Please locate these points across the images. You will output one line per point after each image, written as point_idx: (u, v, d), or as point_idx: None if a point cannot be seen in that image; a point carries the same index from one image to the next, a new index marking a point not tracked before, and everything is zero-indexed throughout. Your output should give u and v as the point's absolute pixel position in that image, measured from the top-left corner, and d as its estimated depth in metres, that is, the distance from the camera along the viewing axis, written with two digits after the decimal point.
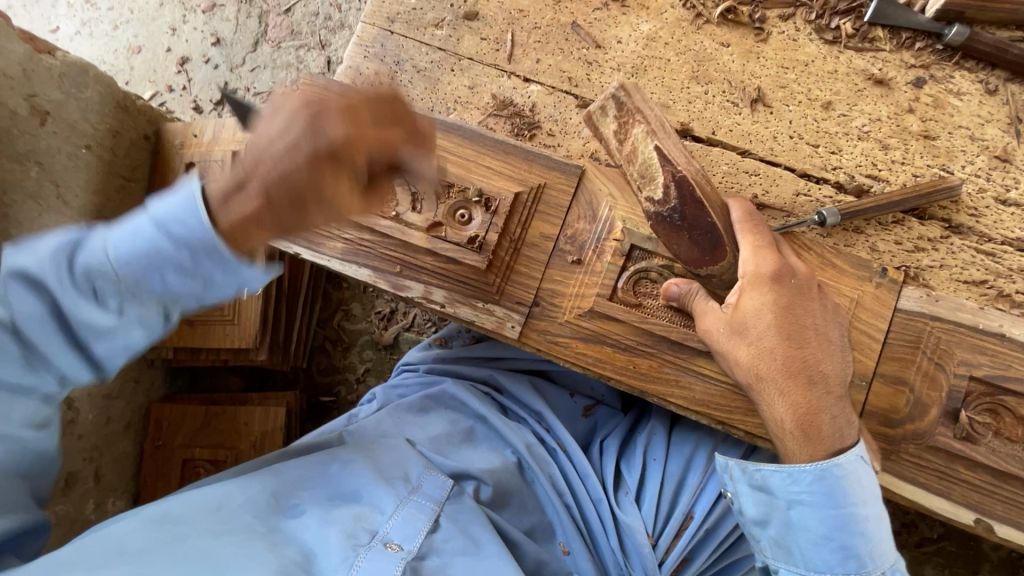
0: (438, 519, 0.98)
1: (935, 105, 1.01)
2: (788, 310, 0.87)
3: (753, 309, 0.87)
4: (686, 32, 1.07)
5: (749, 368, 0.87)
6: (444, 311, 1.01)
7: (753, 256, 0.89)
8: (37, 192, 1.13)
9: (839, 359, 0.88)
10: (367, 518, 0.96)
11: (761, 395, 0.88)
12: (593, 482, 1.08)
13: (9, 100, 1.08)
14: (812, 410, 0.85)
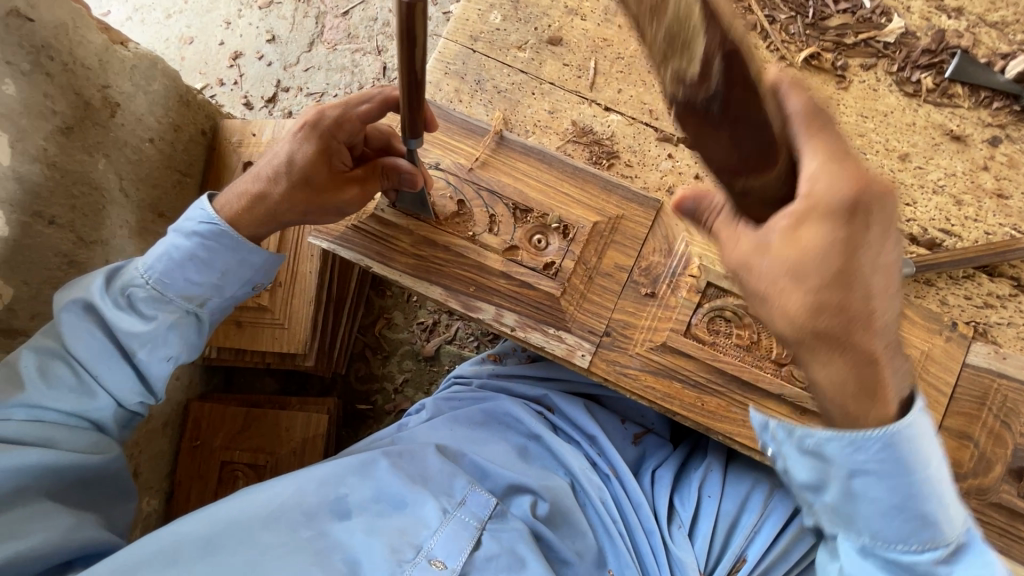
0: (481, 537, 0.98)
1: (1009, 165, 1.03)
2: (850, 247, 0.72)
3: (815, 240, 0.72)
4: (768, 73, 1.08)
5: (797, 321, 0.74)
6: (514, 335, 1.01)
7: (816, 168, 0.72)
8: (102, 184, 1.11)
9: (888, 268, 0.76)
10: (413, 532, 0.97)
11: (806, 357, 0.77)
12: (646, 511, 1.08)
13: (85, 90, 1.06)
14: (860, 382, 0.76)
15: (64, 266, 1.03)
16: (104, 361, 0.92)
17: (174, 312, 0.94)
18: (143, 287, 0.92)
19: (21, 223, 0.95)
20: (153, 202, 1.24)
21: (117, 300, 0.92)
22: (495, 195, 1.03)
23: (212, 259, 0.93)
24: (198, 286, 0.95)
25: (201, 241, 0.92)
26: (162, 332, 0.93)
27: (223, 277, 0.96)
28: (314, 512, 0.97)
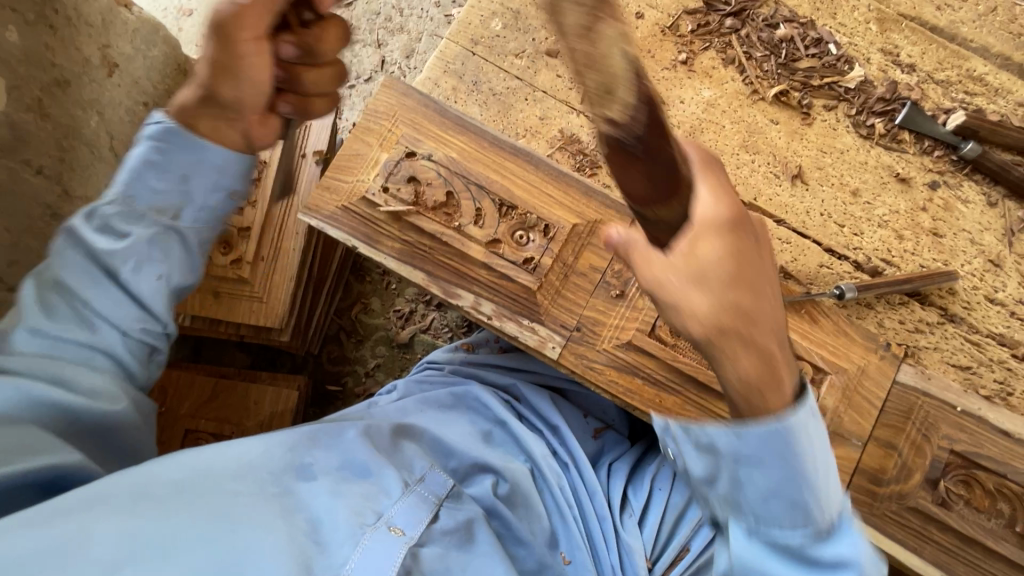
0: (438, 512, 0.99)
1: (945, 208, 1.15)
2: (741, 255, 0.71)
3: (705, 252, 0.70)
4: (743, 104, 1.18)
5: (705, 322, 0.71)
6: (490, 323, 1.06)
7: (711, 195, 0.71)
8: (93, 141, 1.11)
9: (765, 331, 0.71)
10: (374, 500, 0.94)
11: (720, 353, 0.71)
12: (601, 499, 1.15)
13: (85, 47, 1.07)
14: (759, 378, 0.70)
15: (46, 217, 1.03)
16: (91, 285, 0.82)
17: (155, 227, 0.83)
18: (110, 203, 0.82)
19: (8, 169, 0.95)
20: None
21: (98, 214, 0.83)
22: (483, 190, 1.09)
23: (169, 162, 0.83)
24: (166, 195, 0.84)
25: (155, 138, 0.83)
26: (144, 250, 0.83)
27: (192, 179, 0.84)
28: (280, 473, 0.92)
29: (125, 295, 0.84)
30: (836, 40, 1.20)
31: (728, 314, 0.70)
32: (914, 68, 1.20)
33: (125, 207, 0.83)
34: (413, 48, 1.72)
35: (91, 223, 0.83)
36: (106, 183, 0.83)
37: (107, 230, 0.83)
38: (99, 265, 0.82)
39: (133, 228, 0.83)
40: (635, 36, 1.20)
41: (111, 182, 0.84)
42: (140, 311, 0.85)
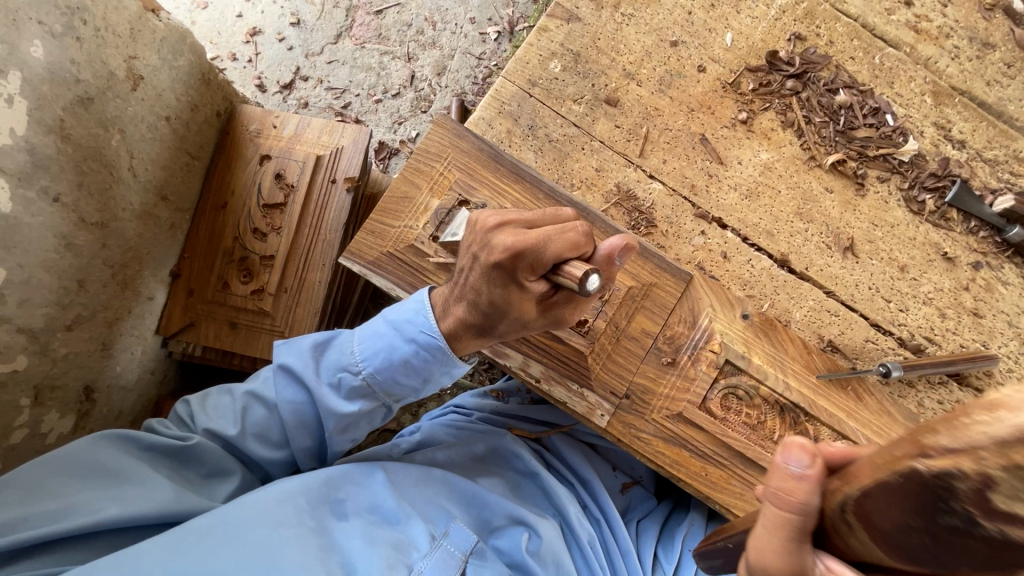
0: (464, 569, 0.97)
1: (986, 289, 1.16)
2: None
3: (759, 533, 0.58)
4: (799, 169, 1.16)
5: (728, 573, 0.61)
6: (537, 386, 1.02)
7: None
8: (113, 161, 1.01)
9: None
10: (404, 550, 0.94)
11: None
12: (634, 560, 1.12)
13: (111, 60, 0.97)
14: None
15: (60, 248, 0.93)
16: (273, 435, 0.99)
17: (375, 404, 0.97)
18: (356, 379, 0.95)
19: (25, 198, 0.85)
20: (158, 185, 1.15)
21: (327, 380, 0.96)
22: None
23: (377, 365, 0.94)
24: (402, 386, 0.96)
25: (422, 346, 0.92)
26: (341, 420, 0.96)
27: (382, 381, 0.95)
28: (317, 507, 0.93)
29: (311, 438, 1.00)
30: (893, 110, 1.20)
31: None
32: (966, 145, 1.20)
33: (368, 391, 0.96)
34: (445, 65, 1.64)
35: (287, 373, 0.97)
36: (358, 360, 0.95)
37: (324, 392, 0.96)
38: (300, 417, 0.97)
39: (366, 405, 0.97)
40: (695, 89, 1.17)
41: (357, 355, 0.95)
42: (314, 450, 1.02)
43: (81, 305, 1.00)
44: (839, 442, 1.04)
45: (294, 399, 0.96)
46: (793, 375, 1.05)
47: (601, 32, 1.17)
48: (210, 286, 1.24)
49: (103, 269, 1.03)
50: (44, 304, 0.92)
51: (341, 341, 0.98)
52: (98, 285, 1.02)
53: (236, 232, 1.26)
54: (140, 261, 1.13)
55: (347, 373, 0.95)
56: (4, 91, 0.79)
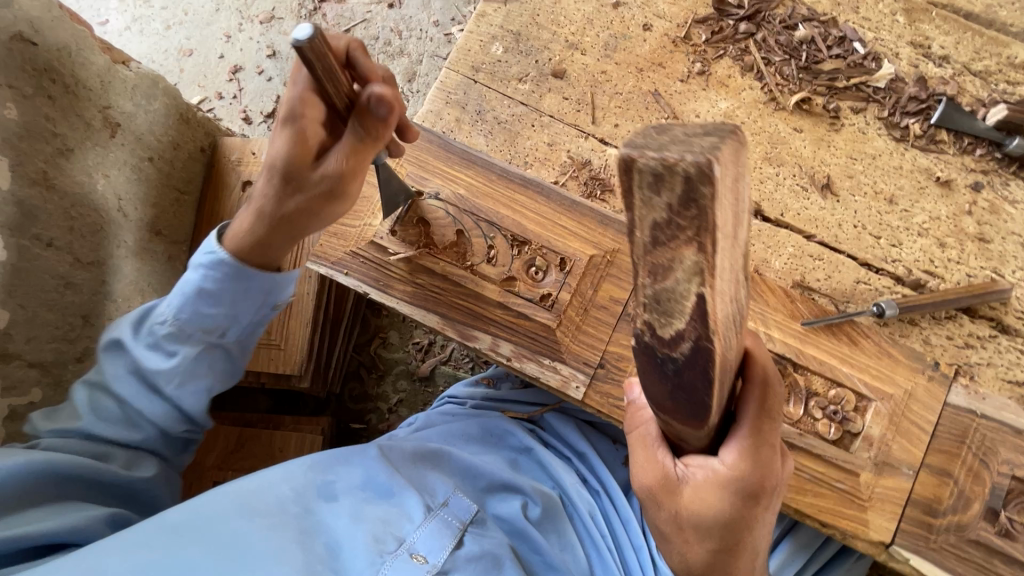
0: (463, 537, 0.99)
1: (991, 211, 1.07)
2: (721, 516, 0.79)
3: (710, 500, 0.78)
4: (762, 113, 1.11)
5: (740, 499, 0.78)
6: (510, 365, 1.02)
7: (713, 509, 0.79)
8: (102, 205, 1.11)
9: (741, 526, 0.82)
10: (395, 523, 0.96)
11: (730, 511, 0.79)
12: (635, 527, 1.15)
13: (86, 112, 1.06)
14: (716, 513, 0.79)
15: (61, 287, 1.03)
16: (143, 397, 0.96)
17: (194, 346, 0.97)
18: (165, 325, 0.96)
19: (18, 245, 0.95)
20: (151, 221, 1.25)
21: (143, 335, 0.97)
22: (494, 226, 1.05)
23: (215, 295, 0.95)
24: (210, 319, 0.97)
25: (208, 269, 0.94)
26: (193, 366, 0.98)
27: (228, 312, 0.97)
28: (302, 491, 0.98)
29: (172, 404, 0.98)
30: (861, 36, 1.13)
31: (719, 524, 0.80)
32: (949, 60, 1.12)
33: (175, 330, 0.96)
34: (414, 71, 1.69)
35: (131, 340, 0.97)
36: (164, 307, 0.97)
37: (170, 342, 0.96)
38: (147, 381, 0.96)
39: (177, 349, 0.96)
40: (643, 49, 1.14)
41: (164, 302, 0.97)
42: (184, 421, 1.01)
43: (89, 338, 1.10)
44: (833, 390, 0.99)
45: (159, 360, 0.95)
46: (776, 326, 1.01)
47: (540, 8, 1.17)
48: None
49: (107, 304, 1.14)
50: (51, 339, 1.02)
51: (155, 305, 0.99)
52: (103, 319, 1.12)
53: None
54: (143, 294, 1.22)
55: (162, 318, 0.96)
56: None
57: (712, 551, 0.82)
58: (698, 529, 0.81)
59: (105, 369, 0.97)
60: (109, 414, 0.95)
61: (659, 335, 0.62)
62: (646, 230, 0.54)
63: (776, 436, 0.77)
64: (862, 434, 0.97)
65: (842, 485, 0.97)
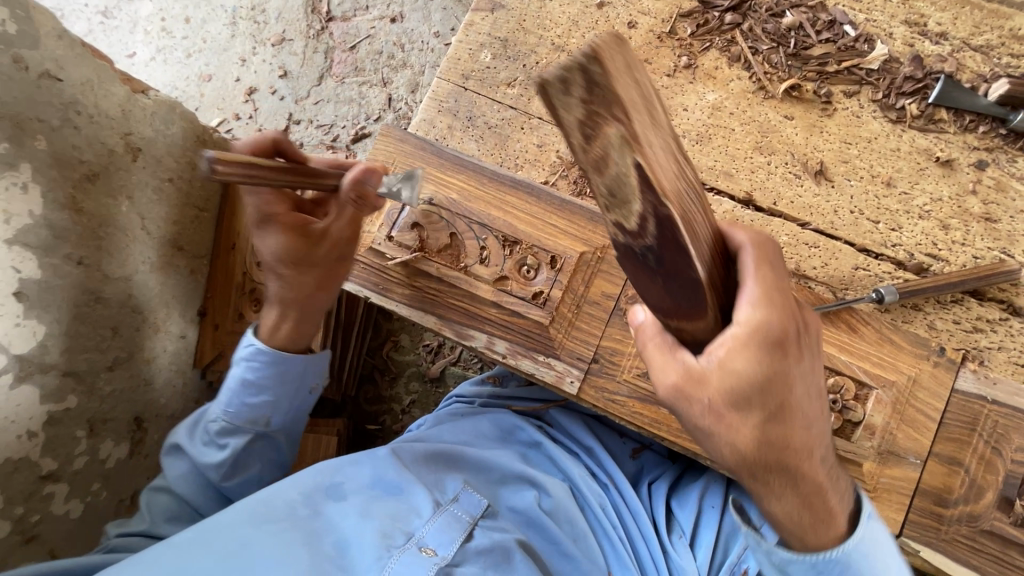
0: (473, 531, 1.02)
1: (997, 189, 1.03)
2: (760, 386, 0.67)
3: (737, 368, 0.66)
4: (751, 103, 1.11)
5: (766, 370, 0.66)
6: (505, 362, 1.04)
7: (746, 359, 0.66)
8: (126, 225, 1.20)
9: (801, 410, 0.70)
10: (404, 520, 1.00)
11: (775, 395, 0.67)
12: (645, 517, 1.16)
13: (109, 139, 1.15)
14: (761, 382, 0.66)
15: (91, 302, 1.12)
16: (205, 493, 1.06)
17: (246, 437, 1.06)
18: (217, 424, 1.06)
19: (51, 265, 1.03)
20: (172, 237, 1.33)
21: (201, 440, 1.07)
22: (485, 228, 1.08)
23: (258, 385, 1.04)
24: (256, 408, 1.06)
25: (248, 362, 1.04)
26: (243, 456, 1.06)
27: (273, 400, 1.06)
28: (312, 495, 1.03)
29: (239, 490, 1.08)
30: (852, 18, 1.11)
31: (761, 409, 0.68)
32: (946, 37, 1.09)
33: (228, 427, 1.05)
34: (418, 82, 1.74)
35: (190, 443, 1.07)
36: (215, 408, 1.07)
37: (226, 440, 1.06)
38: (206, 478, 1.05)
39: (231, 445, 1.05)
40: (629, 47, 1.16)
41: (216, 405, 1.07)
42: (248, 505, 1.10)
43: (118, 348, 1.19)
44: (832, 379, 0.97)
45: (219, 462, 1.04)
46: None
47: (526, 14, 1.19)
48: (230, 317, 1.42)
49: (134, 316, 1.22)
50: (84, 350, 1.10)
51: (207, 409, 1.10)
52: (130, 330, 1.21)
53: (245, 267, 1.43)
54: (166, 304, 1.32)
55: (217, 421, 1.06)
56: (19, 181, 0.97)
57: (761, 429, 0.69)
58: (735, 404, 0.68)
59: (167, 471, 1.06)
60: (177, 515, 1.03)
61: (627, 229, 0.62)
62: (576, 130, 0.56)
63: (785, 284, 0.69)
64: (866, 423, 0.95)
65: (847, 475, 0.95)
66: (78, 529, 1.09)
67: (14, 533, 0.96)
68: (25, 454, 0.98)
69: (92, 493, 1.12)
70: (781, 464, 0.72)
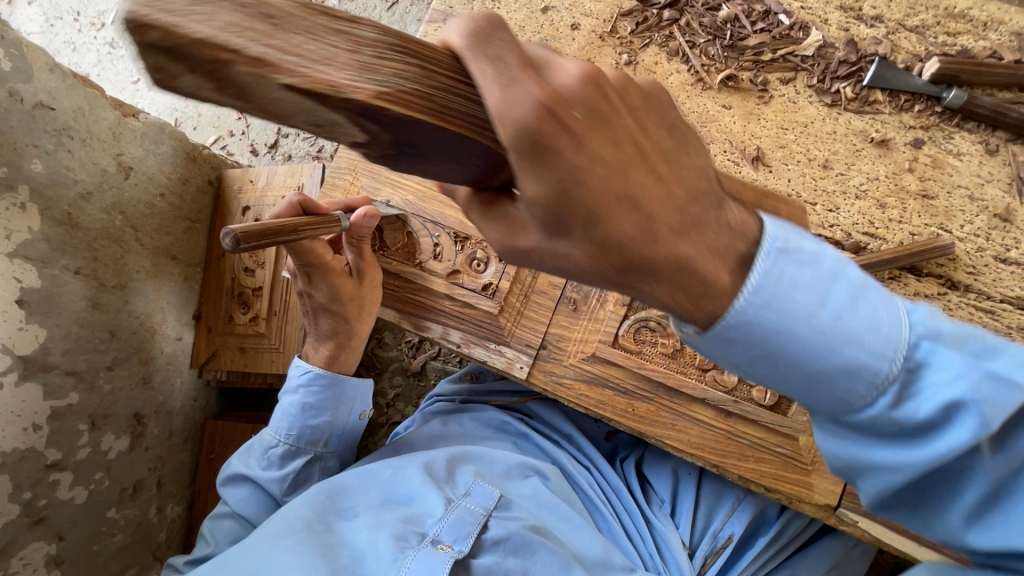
0: (487, 522, 1.01)
1: (934, 166, 1.05)
2: (560, 193, 0.43)
3: (527, 179, 0.43)
4: (690, 95, 1.15)
5: (563, 177, 0.43)
6: (459, 351, 1.11)
7: (532, 172, 0.43)
8: (120, 237, 1.31)
9: (632, 192, 0.46)
10: (416, 523, 1.01)
11: (586, 201, 0.44)
12: (626, 493, 1.21)
13: (101, 160, 1.27)
14: (560, 189, 0.43)
15: (90, 307, 1.23)
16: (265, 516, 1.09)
17: (307, 457, 1.12)
18: (278, 447, 1.11)
19: (50, 275, 1.15)
20: (165, 247, 1.45)
21: (261, 465, 1.11)
22: (439, 226, 1.14)
23: (317, 406, 1.11)
24: (318, 430, 1.12)
25: (307, 386, 1.11)
26: (303, 475, 1.12)
27: (332, 420, 1.13)
28: (322, 514, 1.01)
29: None
30: (786, 7, 1.14)
31: (583, 229, 0.45)
32: (881, 19, 1.11)
33: (288, 450, 1.10)
34: None
35: (246, 470, 1.11)
36: (273, 432, 1.12)
37: (286, 462, 1.11)
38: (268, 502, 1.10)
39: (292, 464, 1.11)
40: (572, 48, 1.21)
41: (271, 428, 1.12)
42: None
43: (117, 350, 1.30)
44: None
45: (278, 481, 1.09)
46: None
47: None
48: (221, 319, 1.51)
49: (131, 320, 1.34)
50: (83, 351, 1.22)
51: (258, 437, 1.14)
52: (127, 333, 1.32)
53: (234, 272, 1.51)
54: (162, 309, 1.44)
55: (274, 444, 1.11)
56: (18, 201, 1.09)
57: (587, 241, 0.46)
58: (549, 229, 0.46)
59: (226, 499, 1.10)
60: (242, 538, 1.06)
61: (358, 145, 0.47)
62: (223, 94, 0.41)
63: (512, 38, 0.43)
64: None
65: (784, 449, 0.99)
66: (83, 514, 1.20)
67: (24, 515, 1.08)
68: (31, 444, 1.10)
69: (95, 481, 1.23)
70: (631, 265, 0.48)
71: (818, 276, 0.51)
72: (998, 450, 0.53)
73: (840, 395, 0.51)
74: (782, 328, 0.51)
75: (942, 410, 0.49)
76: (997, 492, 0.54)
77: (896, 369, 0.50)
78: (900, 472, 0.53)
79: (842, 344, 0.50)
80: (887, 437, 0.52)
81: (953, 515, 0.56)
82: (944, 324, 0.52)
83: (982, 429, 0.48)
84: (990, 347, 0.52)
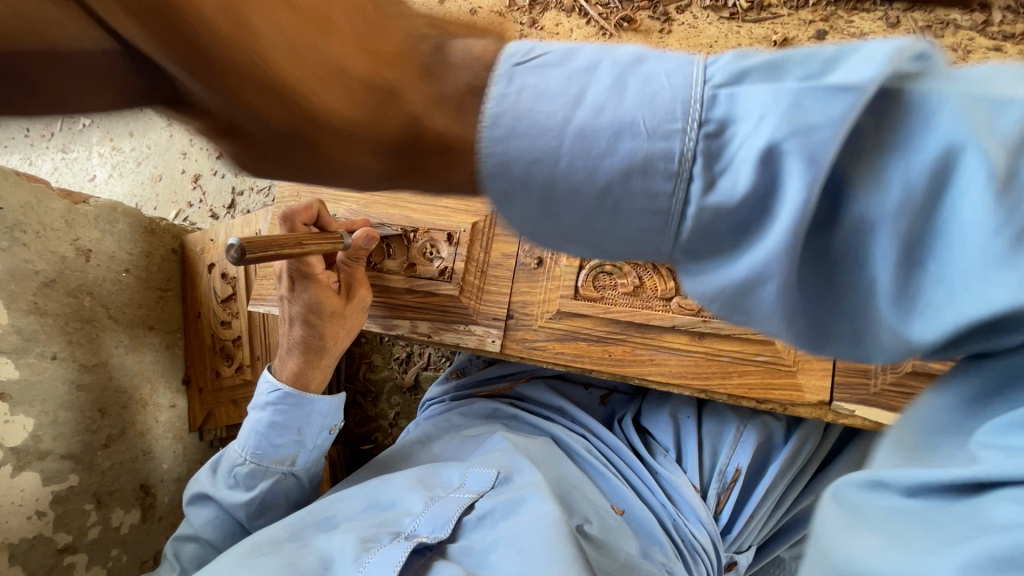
0: (474, 503, 1.01)
1: None
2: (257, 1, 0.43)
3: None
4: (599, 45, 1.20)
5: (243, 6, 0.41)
6: (431, 340, 1.11)
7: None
8: (92, 317, 1.33)
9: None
10: (396, 522, 1.00)
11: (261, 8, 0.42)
12: (625, 450, 1.19)
13: (58, 247, 1.29)
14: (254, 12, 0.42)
15: (73, 390, 1.25)
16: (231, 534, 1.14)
17: (274, 476, 1.13)
18: (242, 466, 1.13)
19: (27, 364, 1.18)
20: (141, 319, 1.47)
21: (226, 484, 1.14)
22: (385, 227, 1.15)
23: (287, 422, 1.12)
24: (285, 449, 1.13)
25: (275, 403, 1.12)
26: (269, 495, 1.14)
27: (302, 431, 1.14)
28: (299, 530, 1.02)
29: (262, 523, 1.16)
30: None
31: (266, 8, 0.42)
32: None
33: (253, 469, 1.12)
34: None
35: (206, 484, 1.16)
36: (239, 450, 1.14)
37: (251, 479, 1.13)
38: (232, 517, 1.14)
39: (257, 483, 1.12)
40: None
41: (236, 441, 1.15)
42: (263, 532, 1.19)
43: (110, 427, 1.32)
44: None
45: (236, 499, 1.12)
46: None
47: None
48: (208, 377, 1.53)
49: (118, 395, 1.35)
50: (75, 433, 1.24)
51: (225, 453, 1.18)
52: (117, 408, 1.34)
53: (212, 329, 1.53)
54: (147, 379, 1.45)
55: (234, 457, 1.14)
56: None
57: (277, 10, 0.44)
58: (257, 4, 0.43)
59: (192, 519, 1.15)
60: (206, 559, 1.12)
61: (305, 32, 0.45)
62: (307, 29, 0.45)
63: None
64: None
65: (764, 356, 0.98)
66: None
67: None
68: (37, 531, 1.13)
69: (112, 558, 1.26)
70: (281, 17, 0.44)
71: (573, 76, 0.44)
72: (880, 185, 0.38)
73: (651, 199, 0.43)
74: (544, 151, 0.44)
75: (761, 168, 0.40)
76: (906, 248, 0.38)
77: (692, 149, 0.42)
78: (765, 283, 0.42)
79: (614, 140, 0.43)
80: (723, 239, 0.44)
81: (881, 309, 0.40)
82: (751, 62, 0.42)
83: (814, 170, 0.38)
84: (831, 58, 0.40)
